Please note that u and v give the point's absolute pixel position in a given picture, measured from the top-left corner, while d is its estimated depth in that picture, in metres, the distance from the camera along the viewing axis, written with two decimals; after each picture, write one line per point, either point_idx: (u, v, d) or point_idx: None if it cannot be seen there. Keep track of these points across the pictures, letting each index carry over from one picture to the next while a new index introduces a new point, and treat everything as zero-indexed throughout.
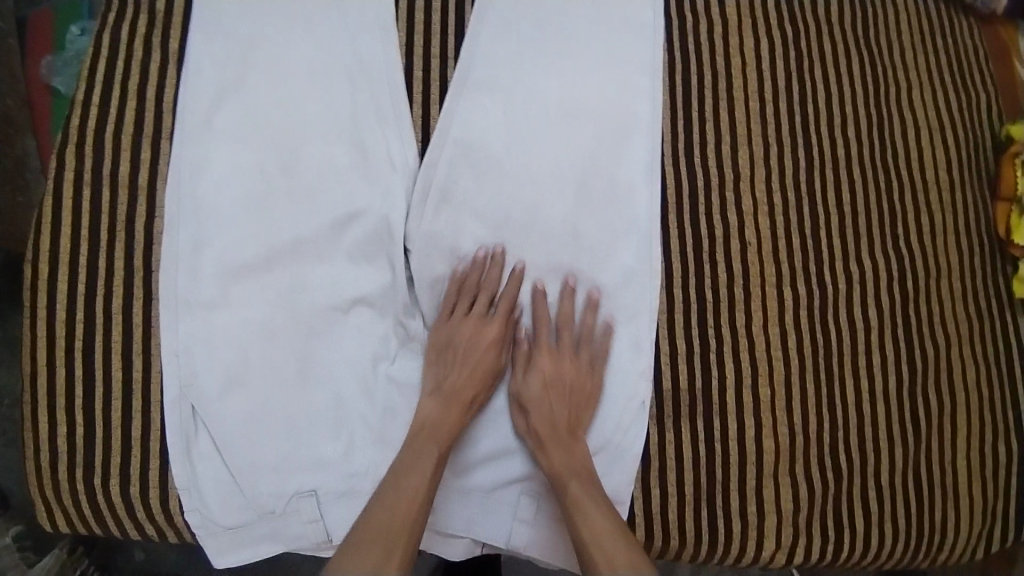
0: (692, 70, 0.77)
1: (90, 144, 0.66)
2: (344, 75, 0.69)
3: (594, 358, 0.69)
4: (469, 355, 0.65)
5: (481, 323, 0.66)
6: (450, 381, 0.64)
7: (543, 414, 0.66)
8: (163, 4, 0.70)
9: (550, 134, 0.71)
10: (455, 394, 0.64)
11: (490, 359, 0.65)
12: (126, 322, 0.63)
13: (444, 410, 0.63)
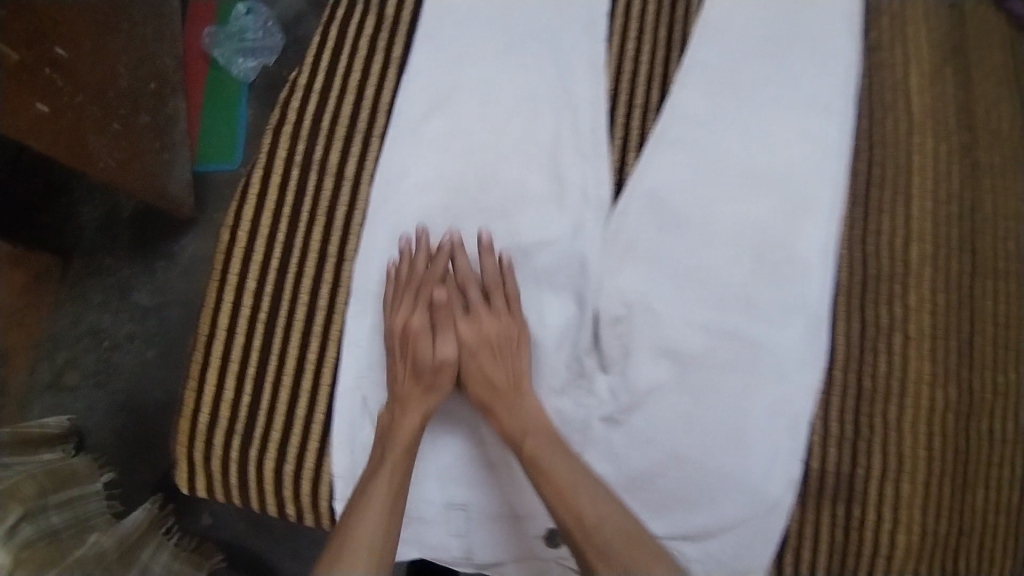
0: (877, 161, 0.79)
1: (306, 128, 0.70)
2: (551, 106, 0.73)
3: (491, 303, 0.66)
4: (409, 355, 0.64)
5: (411, 318, 0.65)
6: (397, 388, 0.64)
7: (489, 371, 0.64)
8: (391, 11, 0.75)
9: (738, 198, 0.73)
10: (406, 398, 0.63)
11: (425, 347, 0.64)
12: (312, 302, 0.66)
13: (397, 420, 0.63)
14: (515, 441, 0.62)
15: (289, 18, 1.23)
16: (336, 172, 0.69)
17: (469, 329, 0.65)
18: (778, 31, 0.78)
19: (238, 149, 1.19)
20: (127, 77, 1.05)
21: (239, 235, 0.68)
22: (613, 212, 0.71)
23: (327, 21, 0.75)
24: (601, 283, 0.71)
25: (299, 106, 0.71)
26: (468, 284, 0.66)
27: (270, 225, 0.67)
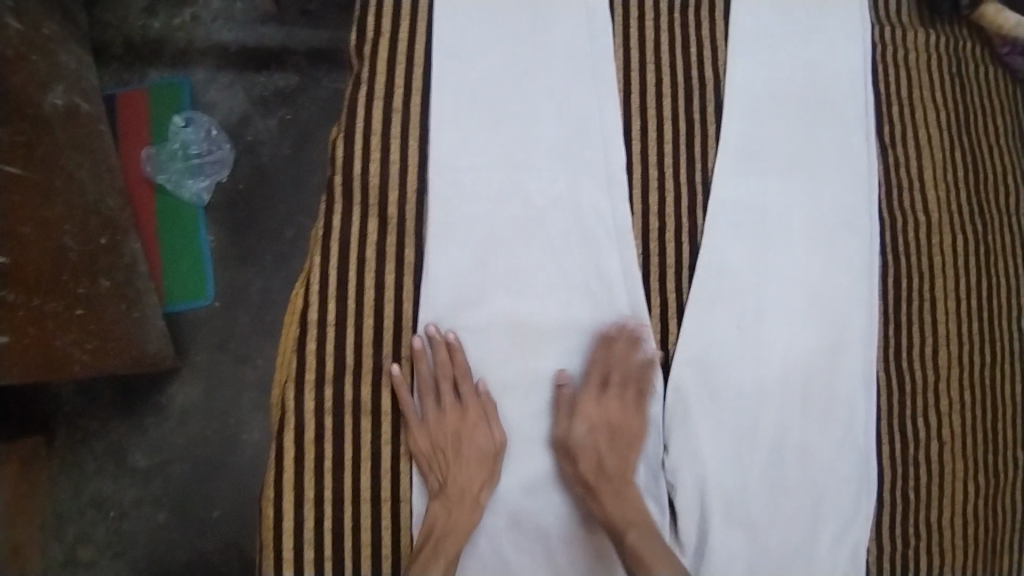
0: (904, 268, 0.77)
1: (331, 368, 0.65)
2: (583, 286, 0.70)
3: (628, 385, 0.69)
4: (460, 448, 0.66)
5: (461, 414, 0.67)
6: (454, 480, 0.66)
7: (604, 451, 0.68)
8: (395, 207, 0.68)
9: (778, 347, 0.73)
10: (462, 493, 0.66)
11: (479, 440, 0.67)
12: (374, 556, 0.66)
13: (455, 510, 0.65)
14: (617, 526, 0.65)
15: (232, 122, 1.12)
16: (370, 412, 0.66)
17: (586, 408, 0.68)
18: (791, 154, 0.75)
19: (208, 282, 1.09)
20: (76, 247, 0.93)
21: (286, 503, 0.64)
22: (668, 390, 0.71)
23: (322, 226, 0.67)
24: (676, 472, 0.71)
25: (314, 343, 0.66)
26: (605, 367, 0.69)
27: (320, 486, 0.65)
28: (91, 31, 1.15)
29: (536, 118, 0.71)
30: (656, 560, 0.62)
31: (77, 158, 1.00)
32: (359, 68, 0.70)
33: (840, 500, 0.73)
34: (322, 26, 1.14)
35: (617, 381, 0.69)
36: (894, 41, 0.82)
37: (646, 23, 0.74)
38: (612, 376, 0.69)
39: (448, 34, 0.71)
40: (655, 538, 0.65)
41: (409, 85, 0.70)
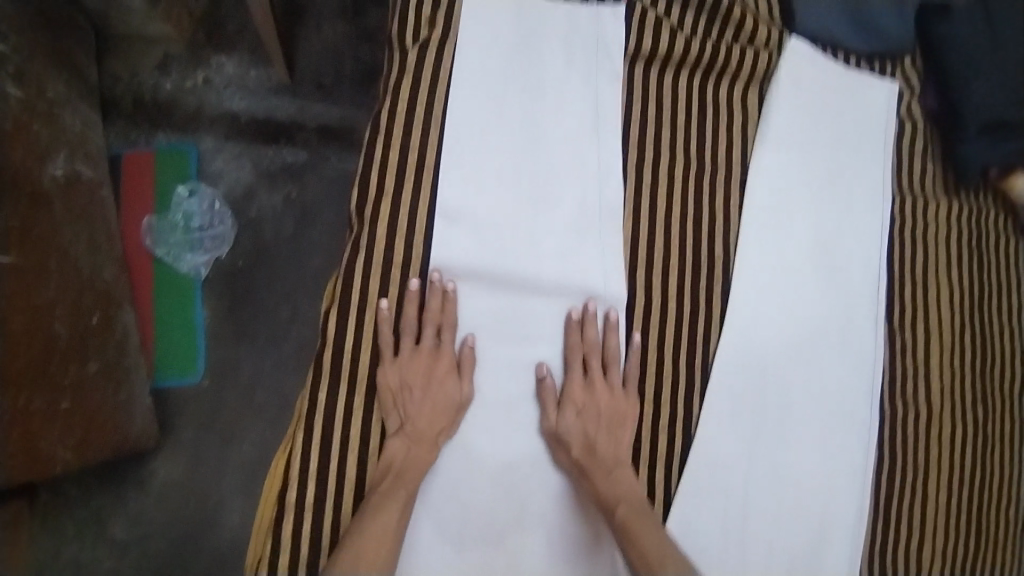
0: (898, 456, 0.76)
1: (306, 553, 0.62)
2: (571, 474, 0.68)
3: (609, 367, 0.68)
4: (429, 390, 0.64)
5: (434, 356, 0.65)
6: (412, 417, 0.64)
7: (594, 438, 0.66)
8: (383, 382, 0.64)
9: (765, 539, 0.71)
10: (422, 433, 0.63)
11: (450, 390, 0.65)
12: None
13: (414, 447, 0.63)
14: (607, 504, 0.64)
15: (237, 194, 1.10)
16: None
17: (575, 398, 0.66)
18: (794, 336, 0.74)
19: (198, 358, 1.08)
20: (66, 333, 0.92)
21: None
22: None
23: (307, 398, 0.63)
24: None
25: (290, 530, 0.62)
26: (584, 352, 0.68)
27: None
28: (100, 85, 1.13)
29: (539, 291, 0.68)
30: (654, 536, 0.61)
31: (76, 233, 0.99)
32: (359, 230, 0.66)
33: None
34: (336, 102, 1.12)
35: (598, 364, 0.68)
36: (915, 214, 0.81)
37: (660, 188, 0.71)
38: (601, 367, 0.68)
39: (453, 194, 0.67)
40: (654, 523, 0.63)
41: (410, 249, 0.66)
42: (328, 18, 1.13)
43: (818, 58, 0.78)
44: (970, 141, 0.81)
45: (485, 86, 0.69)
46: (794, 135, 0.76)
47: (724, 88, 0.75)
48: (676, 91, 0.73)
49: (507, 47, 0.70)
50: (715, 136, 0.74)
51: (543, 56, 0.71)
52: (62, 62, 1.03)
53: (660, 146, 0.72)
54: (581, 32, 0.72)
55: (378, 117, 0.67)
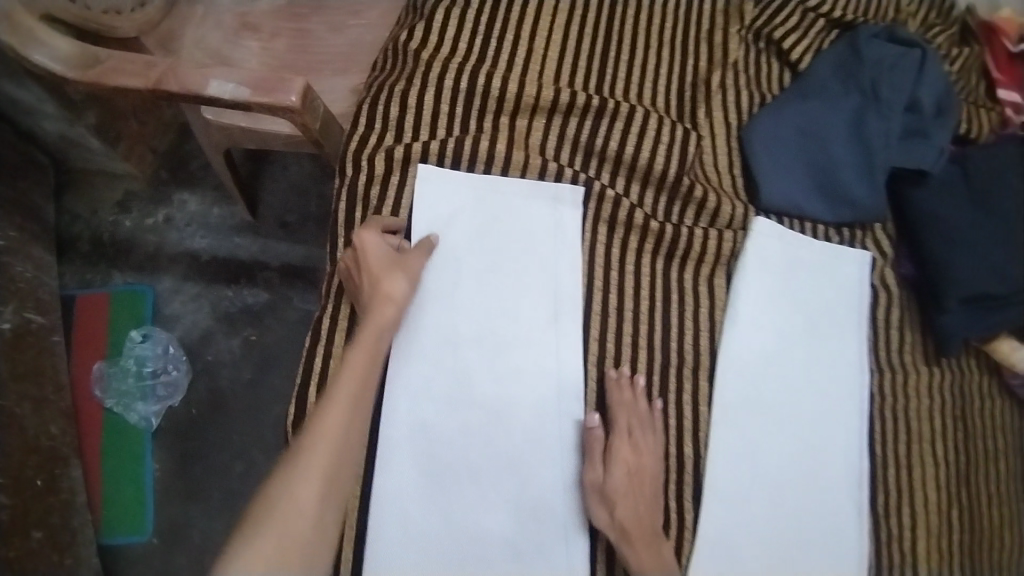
0: None
1: None
2: None
3: (650, 428, 0.65)
4: (380, 267, 0.64)
5: (386, 251, 0.65)
6: (385, 280, 0.64)
7: (637, 501, 0.62)
8: None
9: None
10: (385, 306, 0.62)
11: (404, 282, 0.64)
12: None
13: (378, 318, 0.62)
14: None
15: (193, 338, 1.06)
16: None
17: (622, 457, 0.63)
18: (774, 534, 0.69)
19: (146, 515, 1.01)
20: (9, 503, 0.86)
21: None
22: None
23: None
24: None
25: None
26: (628, 411, 0.65)
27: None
28: (58, 223, 1.11)
29: (486, 501, 0.64)
30: None
31: (26, 387, 0.95)
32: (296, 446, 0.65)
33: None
34: (299, 242, 1.09)
35: (639, 426, 0.65)
36: (896, 386, 0.77)
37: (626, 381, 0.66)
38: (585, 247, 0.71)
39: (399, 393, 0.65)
40: None
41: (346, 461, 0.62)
42: (293, 157, 1.12)
43: (783, 236, 0.75)
44: (950, 312, 0.75)
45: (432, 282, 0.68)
46: (764, 314, 0.73)
47: (688, 271, 0.73)
48: (637, 277, 0.71)
49: (461, 237, 0.70)
50: (678, 328, 0.70)
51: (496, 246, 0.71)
52: (15, 204, 1.00)
53: (620, 335, 0.69)
54: (533, 206, 0.72)
55: (319, 319, 0.68)
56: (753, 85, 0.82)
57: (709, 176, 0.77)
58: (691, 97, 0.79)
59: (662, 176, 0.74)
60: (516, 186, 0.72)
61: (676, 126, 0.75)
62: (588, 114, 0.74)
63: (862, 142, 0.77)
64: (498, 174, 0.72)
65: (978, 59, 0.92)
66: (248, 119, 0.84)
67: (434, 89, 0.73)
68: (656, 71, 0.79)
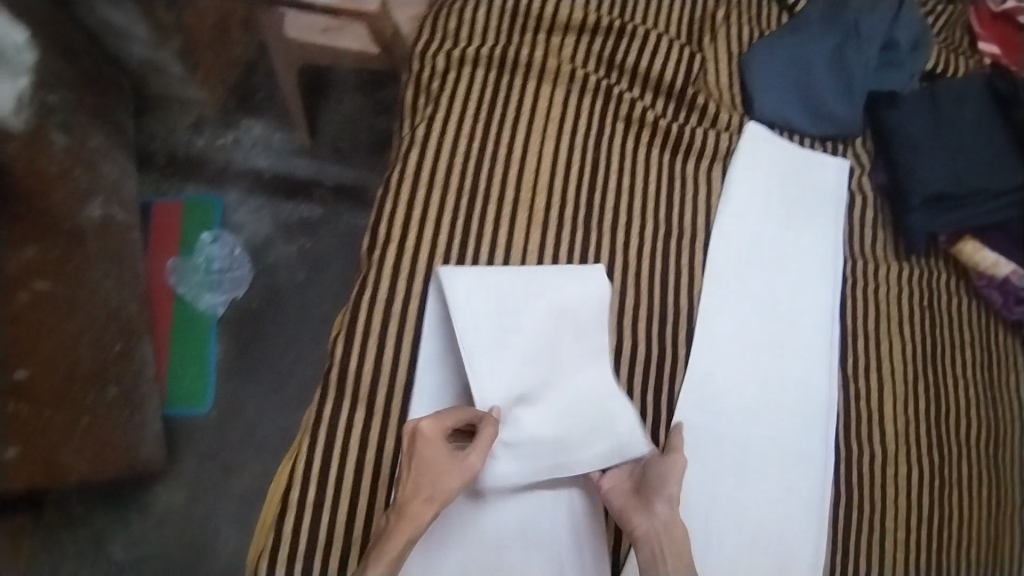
0: (855, 498, 0.81)
1: (302, 555, 0.69)
2: (548, 491, 0.75)
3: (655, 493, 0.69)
4: (427, 467, 0.65)
5: (436, 453, 0.65)
6: (423, 466, 0.65)
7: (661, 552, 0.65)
8: (382, 401, 0.74)
9: (721, 564, 0.76)
10: (434, 483, 0.64)
11: (449, 481, 0.64)
12: None
13: (429, 487, 0.64)
14: None
15: (256, 242, 1.20)
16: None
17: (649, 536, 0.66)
18: (759, 379, 0.81)
19: (208, 391, 1.16)
20: (90, 358, 1.00)
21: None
22: None
23: (318, 397, 0.74)
24: None
25: (287, 551, 0.70)
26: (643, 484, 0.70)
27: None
28: (137, 139, 1.25)
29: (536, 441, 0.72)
30: None
31: (111, 270, 1.09)
32: (367, 269, 0.79)
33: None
34: (351, 165, 1.24)
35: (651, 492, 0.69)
36: (866, 274, 0.89)
37: (630, 242, 0.83)
38: (607, 138, 0.87)
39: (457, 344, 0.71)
40: None
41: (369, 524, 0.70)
42: (348, 92, 1.27)
43: (773, 141, 0.90)
44: (915, 210, 0.89)
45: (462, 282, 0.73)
46: (753, 202, 0.87)
47: (690, 164, 0.88)
48: (647, 165, 0.87)
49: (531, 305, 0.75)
50: (679, 207, 0.86)
51: (563, 325, 0.76)
52: (104, 118, 1.15)
53: (631, 207, 0.84)
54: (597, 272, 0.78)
55: (389, 179, 0.83)
56: (755, 22, 0.97)
57: (713, 92, 0.92)
58: (698, 29, 0.94)
59: (670, 87, 0.89)
60: (551, 85, 0.87)
61: (684, 47, 0.91)
62: (611, 34, 0.90)
63: (843, 70, 0.92)
64: (535, 75, 0.87)
65: (960, 17, 1.06)
66: (324, 38, 1.00)
67: (486, 9, 0.90)
68: (670, 6, 0.95)
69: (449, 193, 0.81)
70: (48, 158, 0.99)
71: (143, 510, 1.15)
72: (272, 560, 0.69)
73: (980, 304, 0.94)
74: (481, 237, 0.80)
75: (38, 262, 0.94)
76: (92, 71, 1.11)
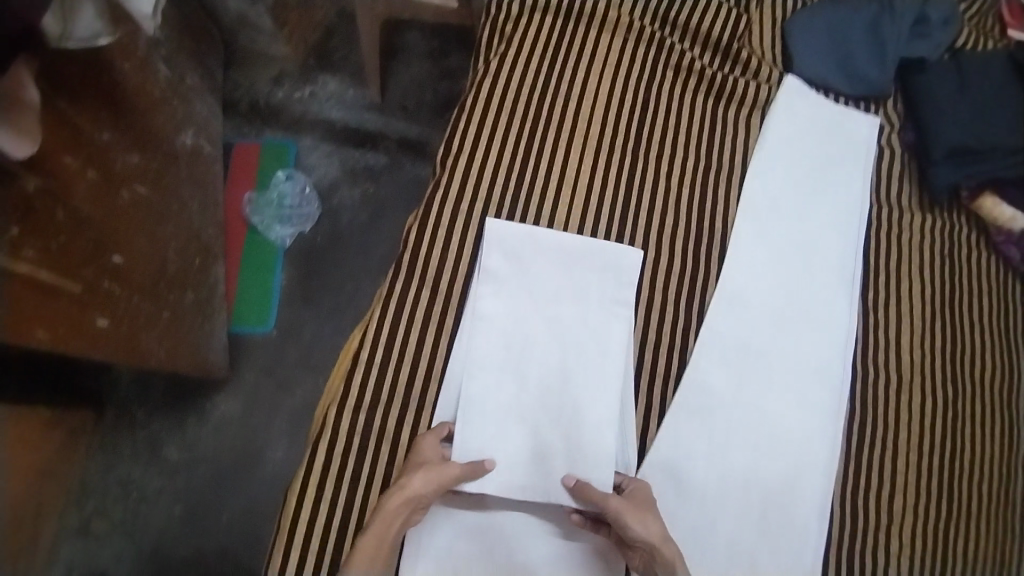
0: (871, 416, 0.87)
1: (365, 406, 0.78)
2: (589, 377, 0.82)
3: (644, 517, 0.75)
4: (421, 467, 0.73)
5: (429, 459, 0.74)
6: (417, 466, 0.73)
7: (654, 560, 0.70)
8: (446, 283, 0.83)
9: (742, 459, 0.82)
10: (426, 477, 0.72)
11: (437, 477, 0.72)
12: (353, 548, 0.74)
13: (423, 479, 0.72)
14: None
15: (325, 184, 1.32)
16: (382, 484, 0.76)
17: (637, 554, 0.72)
18: (784, 301, 0.88)
19: (271, 313, 1.26)
20: (175, 261, 1.11)
21: (293, 546, 0.73)
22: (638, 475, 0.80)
23: (390, 275, 0.83)
24: None
25: (352, 403, 0.79)
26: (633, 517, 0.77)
27: (322, 522, 0.74)
28: (224, 87, 1.38)
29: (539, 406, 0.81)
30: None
31: (199, 195, 1.21)
32: (441, 173, 0.88)
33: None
34: (415, 122, 1.35)
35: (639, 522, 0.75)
36: (889, 220, 0.96)
37: (674, 170, 0.92)
38: (659, 81, 0.96)
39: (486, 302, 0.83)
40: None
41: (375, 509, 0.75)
42: (418, 58, 1.40)
43: (809, 96, 0.98)
44: (938, 164, 0.96)
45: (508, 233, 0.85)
46: (789, 146, 0.95)
47: (733, 110, 0.97)
48: (693, 107, 0.96)
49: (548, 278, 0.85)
50: (721, 145, 0.95)
51: (579, 309, 0.84)
52: (202, 61, 1.28)
53: (676, 141, 0.94)
54: (608, 254, 0.86)
55: (466, 102, 0.92)
56: None
57: (757, 51, 1.01)
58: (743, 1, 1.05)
59: (719, 41, 0.99)
60: (612, 32, 0.97)
61: (732, 10, 1.01)
62: None
63: (877, 38, 1.00)
64: (599, 22, 0.97)
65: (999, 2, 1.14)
66: None
67: None
68: None
69: (517, 115, 0.91)
70: (153, 82, 1.09)
71: (201, 416, 1.24)
72: (340, 406, 0.78)
73: (999, 262, 1.00)
74: (541, 155, 0.90)
75: (142, 170, 1.05)
76: (194, 18, 1.25)
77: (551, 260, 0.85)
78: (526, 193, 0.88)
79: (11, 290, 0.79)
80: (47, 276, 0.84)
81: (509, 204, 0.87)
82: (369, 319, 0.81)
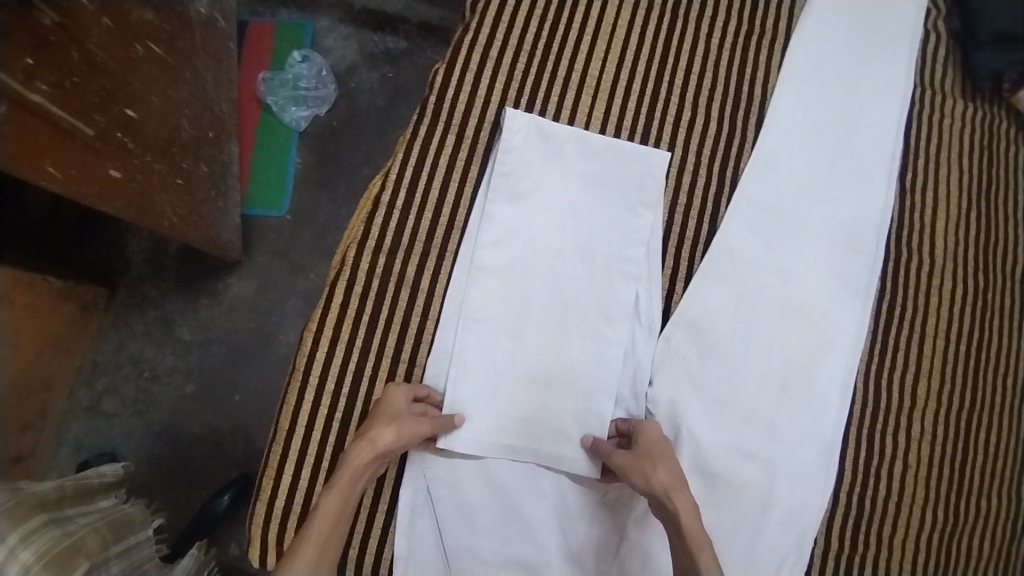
0: (900, 299, 0.85)
1: (385, 252, 0.81)
2: (616, 237, 0.83)
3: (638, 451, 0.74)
4: (387, 417, 0.73)
5: (399, 413, 0.74)
6: (385, 418, 0.72)
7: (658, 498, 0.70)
8: (471, 131, 0.84)
9: (763, 330, 0.82)
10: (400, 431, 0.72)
11: (409, 430, 0.73)
12: (369, 388, 0.79)
13: (399, 430, 0.72)
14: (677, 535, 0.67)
15: (342, 67, 1.28)
16: (399, 325, 0.80)
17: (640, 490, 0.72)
18: (814, 177, 0.86)
19: (285, 197, 1.24)
20: (189, 131, 1.07)
21: (309, 381, 0.78)
22: (661, 336, 0.81)
23: (415, 119, 0.84)
24: (656, 402, 0.80)
25: (371, 245, 0.81)
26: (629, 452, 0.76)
27: (339, 358, 0.79)
28: None
29: (549, 297, 0.81)
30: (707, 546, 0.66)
31: (213, 66, 1.14)
32: (470, 19, 0.88)
33: (812, 523, 0.79)
34: (438, 5, 1.30)
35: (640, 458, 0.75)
36: (933, 102, 0.92)
37: (713, 35, 0.89)
38: None
39: (503, 192, 0.82)
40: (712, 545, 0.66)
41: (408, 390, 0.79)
42: None
43: None
44: (984, 49, 0.92)
45: (524, 125, 0.83)
46: (836, 20, 0.91)
47: None
48: None
49: (568, 167, 0.84)
50: (762, 12, 0.91)
51: (587, 213, 0.83)
52: None
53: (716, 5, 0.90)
54: (632, 164, 0.84)
55: None
56: None
57: None
58: None
59: None
60: None
61: None
62: None
63: None
64: None
65: None
66: None
67: None
68: None
69: None
70: None
71: (212, 298, 1.22)
72: (359, 248, 0.80)
73: None
74: (577, 9, 0.88)
75: (155, 27, 0.96)
76: None
77: (567, 152, 0.84)
78: (559, 47, 0.87)
79: (11, 119, 0.73)
80: (58, 112, 0.79)
81: (540, 59, 0.86)
82: (387, 171, 0.82)
